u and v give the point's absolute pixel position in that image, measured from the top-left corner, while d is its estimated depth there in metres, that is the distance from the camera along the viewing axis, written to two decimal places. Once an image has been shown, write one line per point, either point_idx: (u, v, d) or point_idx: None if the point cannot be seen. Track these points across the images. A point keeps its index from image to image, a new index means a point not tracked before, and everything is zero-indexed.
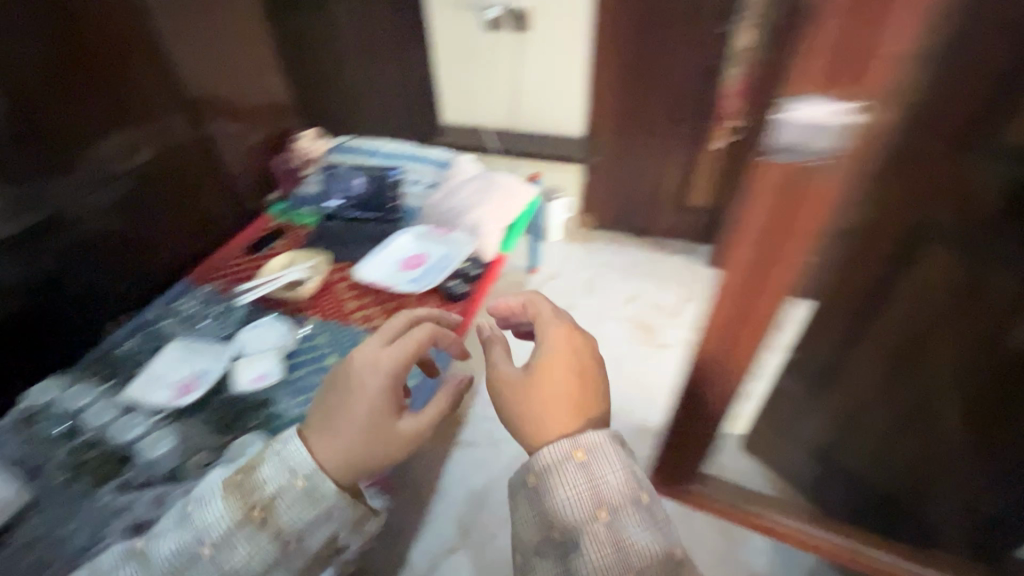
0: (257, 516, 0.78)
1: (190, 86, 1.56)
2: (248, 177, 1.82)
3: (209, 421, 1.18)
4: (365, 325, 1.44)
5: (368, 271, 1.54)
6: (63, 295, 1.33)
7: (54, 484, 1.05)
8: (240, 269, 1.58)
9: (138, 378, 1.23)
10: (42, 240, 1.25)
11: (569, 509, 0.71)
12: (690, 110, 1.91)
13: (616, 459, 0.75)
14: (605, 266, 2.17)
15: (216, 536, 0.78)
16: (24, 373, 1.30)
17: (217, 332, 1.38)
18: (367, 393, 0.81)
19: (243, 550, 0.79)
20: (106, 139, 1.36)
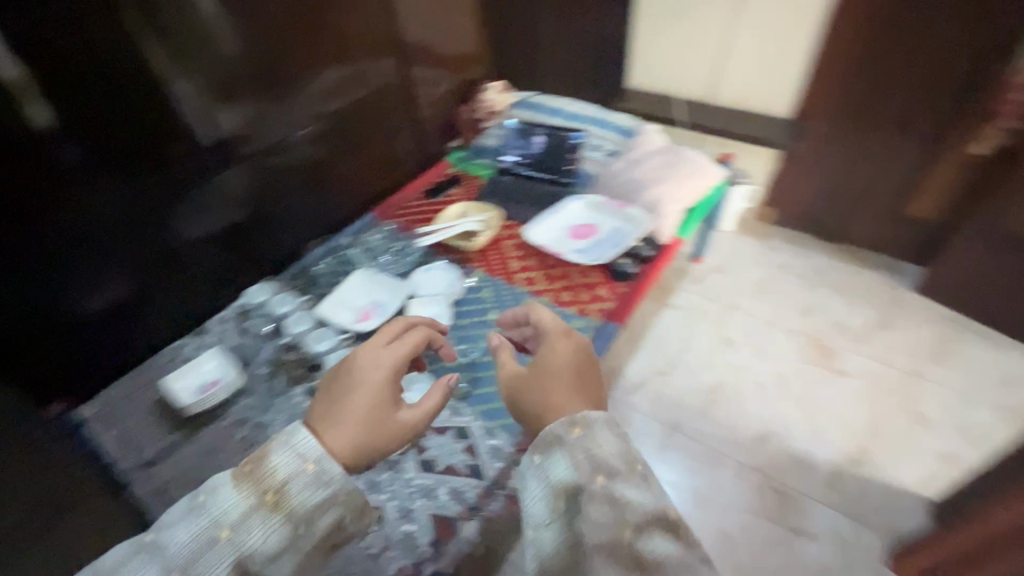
0: (268, 500, 0.67)
1: (404, 29, 1.61)
2: (434, 122, 1.87)
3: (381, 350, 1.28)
4: (527, 287, 1.43)
5: (538, 233, 1.51)
6: (278, 211, 1.51)
7: (258, 376, 1.22)
8: (419, 211, 1.67)
9: (329, 297, 1.36)
10: (267, 159, 1.41)
11: (568, 480, 0.67)
12: (947, 101, 1.55)
13: (612, 434, 0.70)
14: (782, 268, 1.92)
15: (221, 519, 0.65)
16: (243, 273, 1.50)
17: (395, 268, 1.48)
18: (371, 387, 0.83)
19: (255, 536, 0.66)
20: (328, 73, 1.47)
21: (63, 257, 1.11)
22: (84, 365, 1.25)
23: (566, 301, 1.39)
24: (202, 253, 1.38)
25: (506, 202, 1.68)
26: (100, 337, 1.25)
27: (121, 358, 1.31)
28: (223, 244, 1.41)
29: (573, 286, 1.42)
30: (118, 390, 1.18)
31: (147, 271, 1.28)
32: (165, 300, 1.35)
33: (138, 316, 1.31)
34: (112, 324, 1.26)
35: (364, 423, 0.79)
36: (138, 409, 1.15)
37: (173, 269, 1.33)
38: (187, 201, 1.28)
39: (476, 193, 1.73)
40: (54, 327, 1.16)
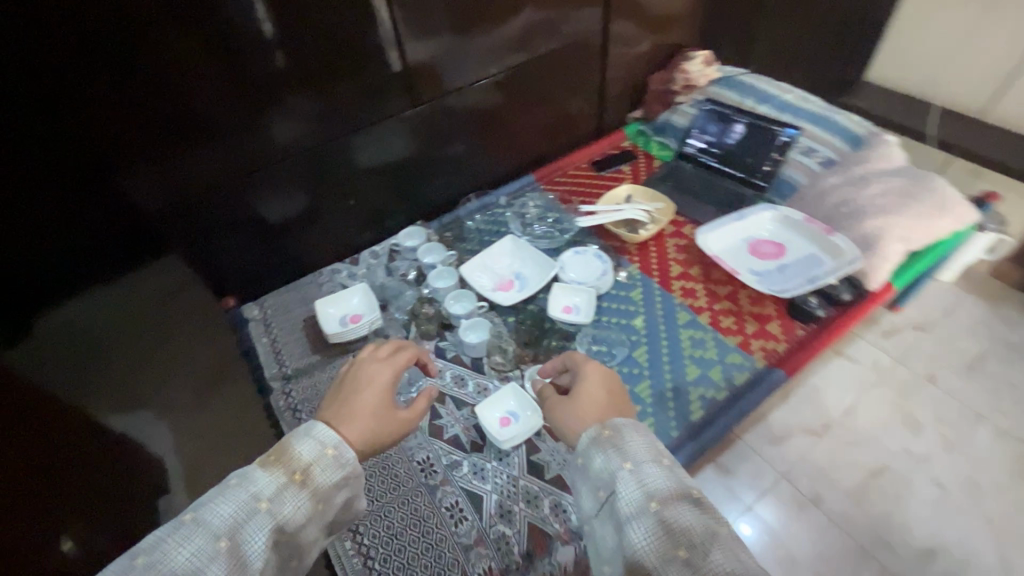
0: (296, 477, 0.70)
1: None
2: (620, 87, 1.69)
3: (513, 326, 1.21)
4: (684, 298, 1.26)
5: (713, 239, 1.32)
6: (444, 156, 1.49)
7: (394, 321, 1.24)
8: (582, 185, 1.56)
9: (474, 258, 1.33)
10: (444, 100, 1.37)
11: (602, 471, 0.69)
12: None
13: (641, 435, 0.71)
14: (1015, 348, 1.50)
15: (256, 492, 0.67)
16: (401, 212, 1.52)
17: (545, 240, 1.40)
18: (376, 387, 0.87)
19: (289, 508, 0.68)
20: (525, 16, 1.35)
21: (257, 166, 1.19)
22: (258, 267, 1.36)
23: (726, 327, 1.19)
24: (368, 184, 1.41)
25: (681, 195, 1.49)
26: (273, 245, 1.35)
27: (287, 268, 1.41)
28: (389, 179, 1.43)
29: (739, 313, 1.21)
30: (279, 298, 1.29)
31: (321, 191, 1.34)
32: (330, 223, 1.41)
33: (306, 233, 1.39)
34: (285, 235, 1.35)
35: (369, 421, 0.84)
36: (290, 323, 1.23)
37: (342, 195, 1.38)
38: (366, 129, 1.30)
39: (645, 179, 1.58)
40: (240, 227, 1.27)
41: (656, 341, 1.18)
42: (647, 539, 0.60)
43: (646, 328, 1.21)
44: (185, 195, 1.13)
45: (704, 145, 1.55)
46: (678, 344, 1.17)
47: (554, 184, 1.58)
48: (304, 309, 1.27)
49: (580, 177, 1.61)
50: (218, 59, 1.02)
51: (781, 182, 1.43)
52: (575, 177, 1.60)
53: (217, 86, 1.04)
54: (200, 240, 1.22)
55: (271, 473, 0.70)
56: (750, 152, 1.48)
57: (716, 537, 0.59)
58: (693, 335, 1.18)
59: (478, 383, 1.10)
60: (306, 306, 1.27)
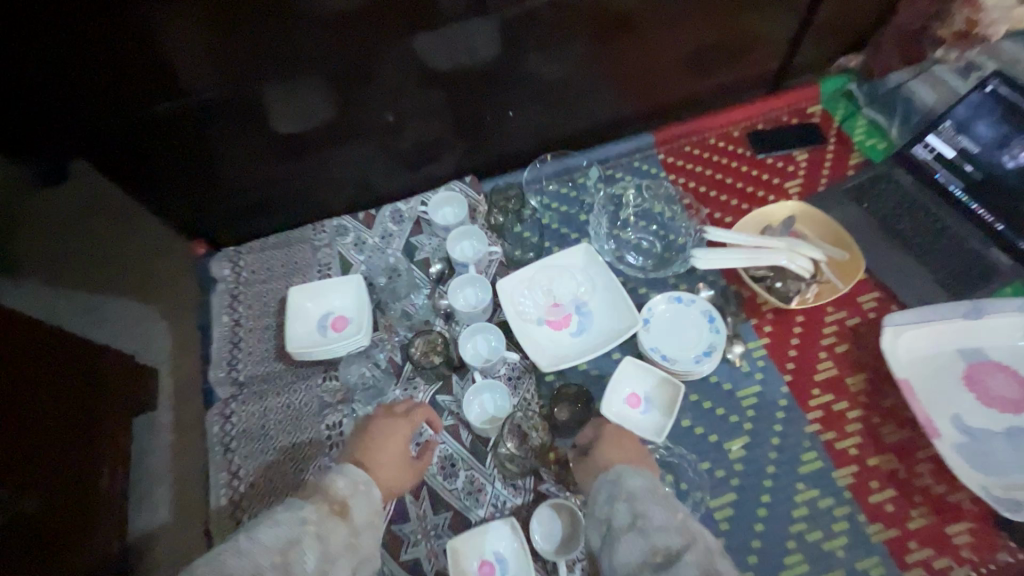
0: (336, 508, 0.58)
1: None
2: (843, 12, 1.01)
3: (548, 397, 0.83)
4: (822, 429, 0.79)
5: (909, 344, 0.80)
6: (526, 84, 0.98)
7: (393, 338, 0.89)
8: (718, 174, 1.02)
9: (523, 267, 0.91)
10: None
11: (596, 508, 0.59)
12: None
13: (645, 475, 0.59)
14: None
15: (303, 511, 0.55)
16: (451, 157, 1.06)
17: (636, 260, 0.93)
18: (405, 429, 0.69)
19: (335, 542, 0.55)
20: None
21: (278, 51, 0.80)
22: (268, 193, 1.02)
23: (876, 507, 0.74)
24: (413, 110, 0.96)
25: (877, 237, 0.91)
26: (281, 168, 0.99)
27: (303, 204, 1.05)
28: (438, 108, 0.97)
29: (906, 486, 0.74)
30: (260, 257, 0.98)
31: (363, 105, 0.93)
32: (364, 151, 1.01)
33: (331, 156, 1.00)
34: (305, 157, 0.98)
35: (397, 472, 0.66)
36: (262, 304, 0.92)
37: (381, 114, 0.95)
38: (434, 18, 0.83)
39: (826, 185, 1.00)
40: (251, 132, 0.91)
41: (749, 491, 0.76)
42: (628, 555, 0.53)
43: (745, 465, 0.77)
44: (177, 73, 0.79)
45: (953, 154, 0.92)
46: (788, 511, 0.74)
47: (679, 161, 1.04)
48: (286, 284, 0.95)
49: (722, 158, 1.04)
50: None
51: None
52: (714, 156, 1.05)
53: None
54: (198, 140, 0.90)
55: (312, 504, 0.56)
56: None
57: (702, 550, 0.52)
58: (814, 501, 0.75)
59: (468, 479, 0.78)
60: (288, 281, 0.95)
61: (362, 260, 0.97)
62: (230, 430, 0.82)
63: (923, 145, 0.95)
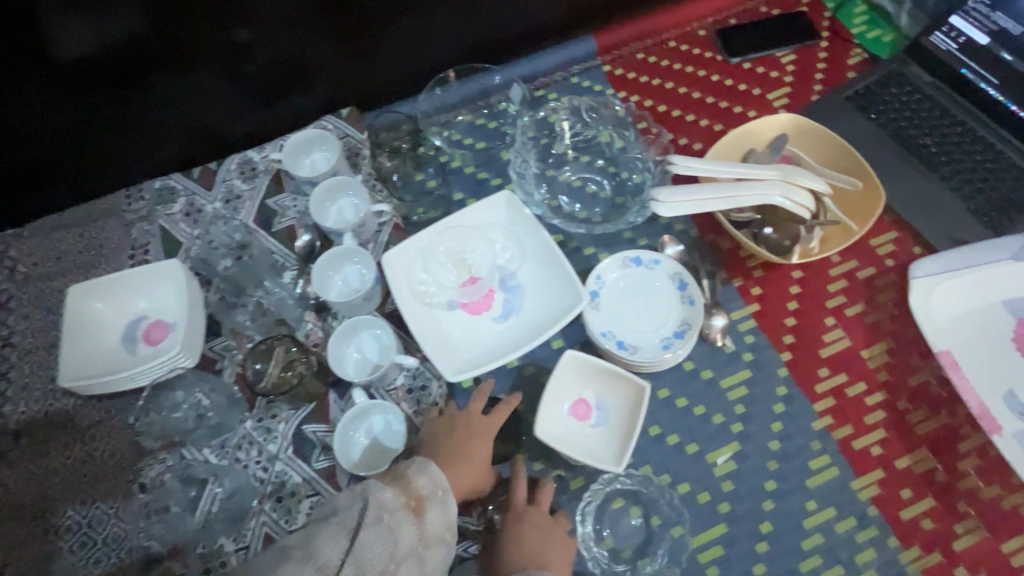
0: (411, 506, 0.45)
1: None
2: None
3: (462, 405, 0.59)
4: (834, 424, 0.58)
5: (943, 299, 0.60)
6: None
7: (242, 346, 0.62)
8: (682, 85, 0.76)
9: (423, 232, 0.64)
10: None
11: None
12: None
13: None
14: None
15: (380, 496, 0.43)
16: (317, 82, 0.75)
17: (579, 209, 0.68)
18: (494, 426, 0.54)
19: (405, 542, 0.42)
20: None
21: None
22: (64, 152, 0.70)
23: (912, 527, 0.54)
24: (269, 20, 0.66)
25: (889, 157, 0.69)
26: (73, 115, 0.67)
27: (122, 167, 0.74)
28: (297, 16, 0.67)
29: (947, 494, 0.55)
30: (47, 241, 0.68)
31: (194, 7, 0.62)
32: (201, 84, 0.70)
33: (151, 97, 0.69)
34: (113, 92, 0.67)
35: (476, 477, 0.52)
36: (46, 312, 0.64)
37: (223, 30, 0.66)
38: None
39: (822, 93, 0.76)
40: (18, 41, 0.60)
41: (743, 523, 0.55)
42: None
43: (736, 484, 0.56)
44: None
45: (985, 39, 0.68)
46: (796, 544, 0.54)
47: (630, 72, 0.78)
48: (82, 280, 0.66)
49: (687, 66, 0.78)
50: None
51: None
52: (677, 64, 0.78)
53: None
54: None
55: (390, 490, 0.45)
56: None
57: None
58: (830, 529, 0.55)
59: None
60: (86, 276, 0.66)
61: (196, 236, 0.68)
62: None
63: (945, 30, 0.71)
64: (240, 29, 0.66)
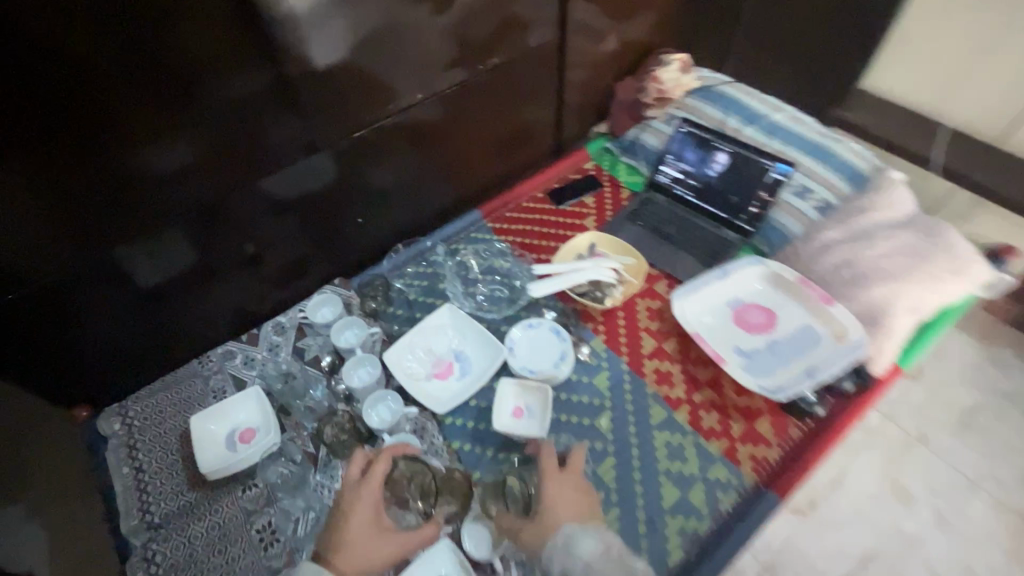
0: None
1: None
2: (584, 99, 1.39)
3: (410, 459, 0.83)
4: (658, 387, 1.04)
5: (692, 306, 1.09)
6: (369, 187, 1.15)
7: (302, 433, 0.97)
8: (535, 224, 1.31)
9: (403, 338, 1.06)
10: (360, 125, 1.04)
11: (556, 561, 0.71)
12: None
13: (590, 534, 0.72)
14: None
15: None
16: (303, 260, 1.18)
17: (492, 307, 1.15)
18: (366, 494, 0.75)
19: None
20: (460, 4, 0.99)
21: (147, 207, 0.89)
22: (132, 345, 1.03)
23: (709, 428, 0.98)
24: (270, 235, 1.08)
25: (652, 241, 1.24)
26: (141, 320, 1.02)
27: (171, 343, 1.08)
28: (291, 230, 1.11)
29: (724, 408, 1.00)
30: (148, 402, 1.02)
31: (221, 241, 1.02)
32: (223, 280, 1.08)
33: (192, 296, 1.06)
34: (158, 303, 1.02)
35: (373, 540, 0.73)
36: (161, 444, 0.96)
37: (240, 247, 1.06)
38: (274, 157, 0.97)
39: (612, 217, 1.31)
40: (113, 288, 0.95)
41: (623, 451, 0.96)
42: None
43: (614, 432, 0.98)
44: (30, 237, 0.81)
45: (680, 175, 1.30)
46: (652, 455, 0.96)
47: (504, 224, 1.30)
48: (183, 418, 0.99)
49: (536, 214, 1.33)
50: (107, 64, 0.72)
51: (772, 230, 1.20)
52: (531, 213, 1.33)
53: (111, 96, 0.75)
54: (37, 310, 0.89)
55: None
56: (733, 189, 1.24)
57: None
58: (670, 442, 0.97)
59: None
60: (186, 415, 1.00)
61: (255, 375, 1.06)
62: (156, 570, 0.84)
63: (662, 173, 1.32)
64: (248, 244, 1.06)
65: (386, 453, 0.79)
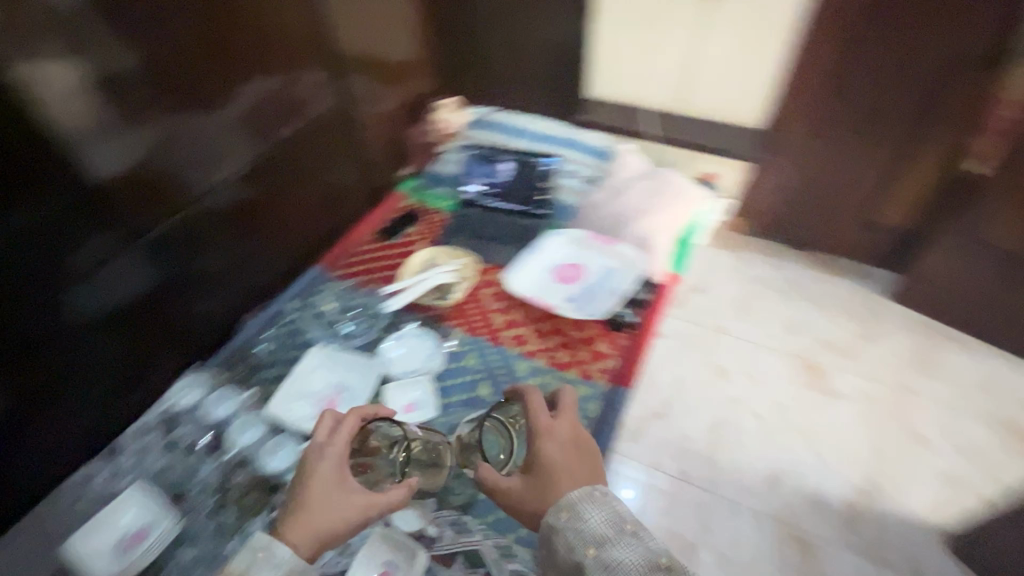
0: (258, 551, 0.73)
1: (335, 32, 1.30)
2: (383, 150, 1.59)
3: (387, 424, 0.86)
4: (518, 346, 1.25)
5: (521, 280, 1.32)
6: (200, 272, 1.17)
7: (201, 511, 1.02)
8: (374, 260, 1.44)
9: (282, 387, 1.13)
10: (169, 215, 1.07)
11: (565, 545, 0.72)
12: (918, 130, 1.34)
13: (597, 504, 0.74)
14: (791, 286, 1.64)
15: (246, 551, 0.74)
16: (147, 363, 1.14)
17: (359, 338, 1.26)
18: (334, 453, 0.81)
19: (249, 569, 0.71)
20: (236, 97, 1.11)
21: None
22: None
23: (563, 361, 1.22)
24: (102, 347, 1.04)
25: (476, 244, 1.47)
26: None
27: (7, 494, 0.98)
28: (125, 334, 1.07)
29: (570, 344, 1.24)
30: (8, 553, 0.99)
31: (41, 367, 0.95)
32: (55, 408, 1.00)
33: (20, 436, 0.96)
34: None
35: (336, 500, 0.78)
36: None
37: (68, 367, 1.00)
38: (83, 266, 0.96)
39: (439, 235, 1.51)
40: None
41: None
42: (618, 551, 0.68)
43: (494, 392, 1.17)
44: None
45: (481, 188, 1.56)
46: None
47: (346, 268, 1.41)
48: (58, 549, 1.00)
49: (372, 251, 1.46)
50: None
51: (561, 208, 1.52)
52: (369, 252, 1.47)
53: None
54: None
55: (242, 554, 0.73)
56: (523, 186, 1.54)
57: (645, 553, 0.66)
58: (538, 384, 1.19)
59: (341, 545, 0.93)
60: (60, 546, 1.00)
61: (130, 480, 1.06)
62: None
63: (467, 189, 1.58)
64: (76, 363, 1.01)
65: (350, 418, 0.84)
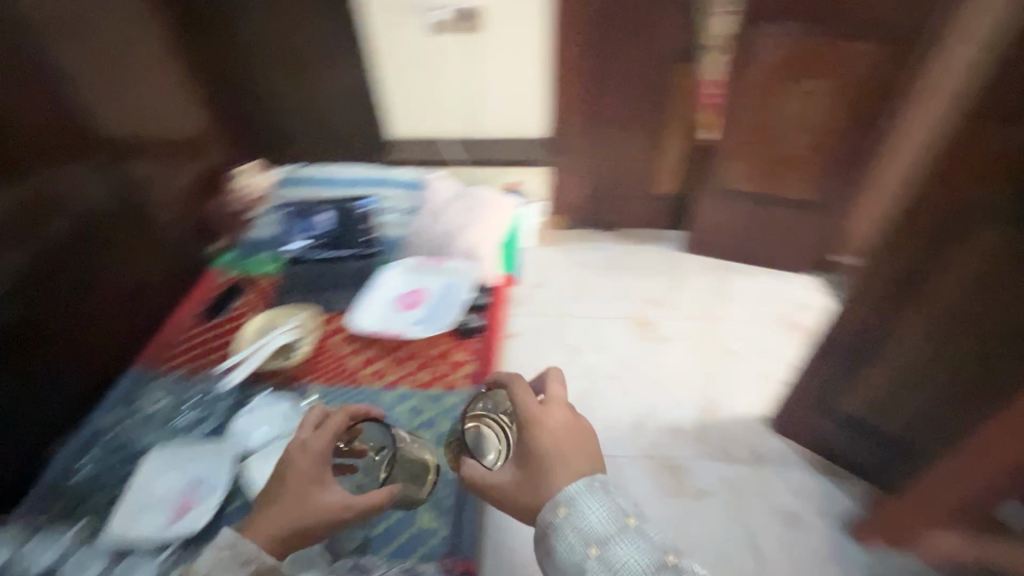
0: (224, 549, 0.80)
1: (89, 120, 1.20)
2: (187, 229, 1.51)
3: (376, 429, 0.97)
4: (378, 381, 1.28)
5: (366, 318, 1.35)
6: None
7: None
8: (202, 342, 1.36)
9: (120, 506, 1.05)
10: None
11: (567, 546, 0.75)
12: (656, 114, 1.66)
13: (597, 496, 0.77)
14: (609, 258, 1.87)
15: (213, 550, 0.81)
16: None
17: (204, 428, 1.19)
18: (317, 447, 0.88)
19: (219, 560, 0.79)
20: None
21: None
22: None
23: (425, 380, 1.28)
24: None
25: (313, 298, 1.46)
26: None
27: None
28: None
29: (427, 363, 1.30)
30: None
31: None
32: None
33: None
34: None
35: (309, 491, 0.85)
36: None
37: None
38: None
39: (272, 298, 1.47)
40: None
41: None
42: (621, 550, 0.73)
43: None
44: None
45: (305, 242, 1.56)
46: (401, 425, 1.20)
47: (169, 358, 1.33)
48: None
49: (197, 334, 1.38)
50: None
51: (389, 243, 1.58)
52: (193, 335, 1.38)
53: None
54: None
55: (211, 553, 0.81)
56: (345, 231, 1.57)
57: (646, 547, 0.73)
58: (406, 408, 1.23)
59: None
60: None
61: None
62: None
63: (288, 247, 1.56)
64: None
65: (342, 413, 0.92)
